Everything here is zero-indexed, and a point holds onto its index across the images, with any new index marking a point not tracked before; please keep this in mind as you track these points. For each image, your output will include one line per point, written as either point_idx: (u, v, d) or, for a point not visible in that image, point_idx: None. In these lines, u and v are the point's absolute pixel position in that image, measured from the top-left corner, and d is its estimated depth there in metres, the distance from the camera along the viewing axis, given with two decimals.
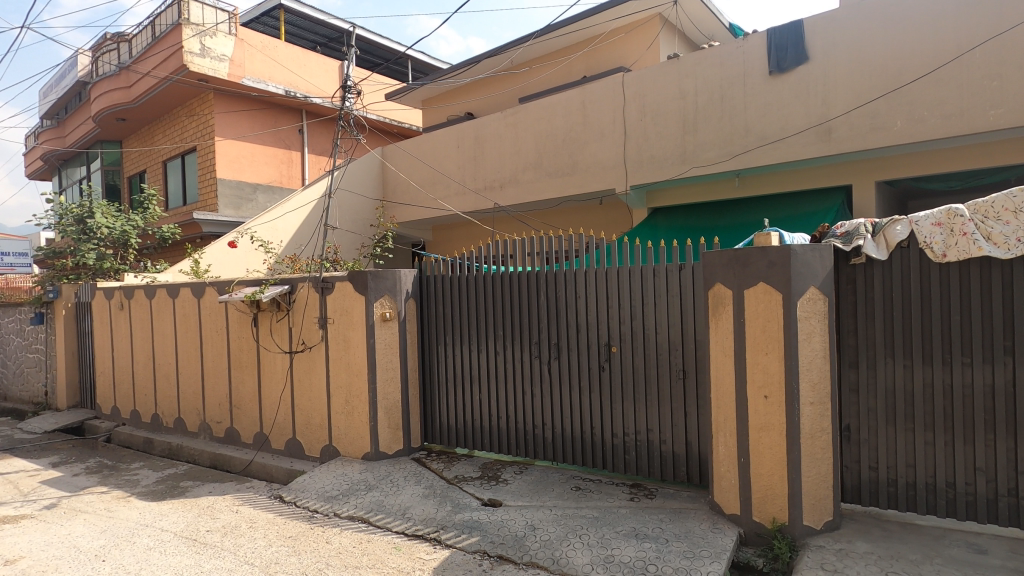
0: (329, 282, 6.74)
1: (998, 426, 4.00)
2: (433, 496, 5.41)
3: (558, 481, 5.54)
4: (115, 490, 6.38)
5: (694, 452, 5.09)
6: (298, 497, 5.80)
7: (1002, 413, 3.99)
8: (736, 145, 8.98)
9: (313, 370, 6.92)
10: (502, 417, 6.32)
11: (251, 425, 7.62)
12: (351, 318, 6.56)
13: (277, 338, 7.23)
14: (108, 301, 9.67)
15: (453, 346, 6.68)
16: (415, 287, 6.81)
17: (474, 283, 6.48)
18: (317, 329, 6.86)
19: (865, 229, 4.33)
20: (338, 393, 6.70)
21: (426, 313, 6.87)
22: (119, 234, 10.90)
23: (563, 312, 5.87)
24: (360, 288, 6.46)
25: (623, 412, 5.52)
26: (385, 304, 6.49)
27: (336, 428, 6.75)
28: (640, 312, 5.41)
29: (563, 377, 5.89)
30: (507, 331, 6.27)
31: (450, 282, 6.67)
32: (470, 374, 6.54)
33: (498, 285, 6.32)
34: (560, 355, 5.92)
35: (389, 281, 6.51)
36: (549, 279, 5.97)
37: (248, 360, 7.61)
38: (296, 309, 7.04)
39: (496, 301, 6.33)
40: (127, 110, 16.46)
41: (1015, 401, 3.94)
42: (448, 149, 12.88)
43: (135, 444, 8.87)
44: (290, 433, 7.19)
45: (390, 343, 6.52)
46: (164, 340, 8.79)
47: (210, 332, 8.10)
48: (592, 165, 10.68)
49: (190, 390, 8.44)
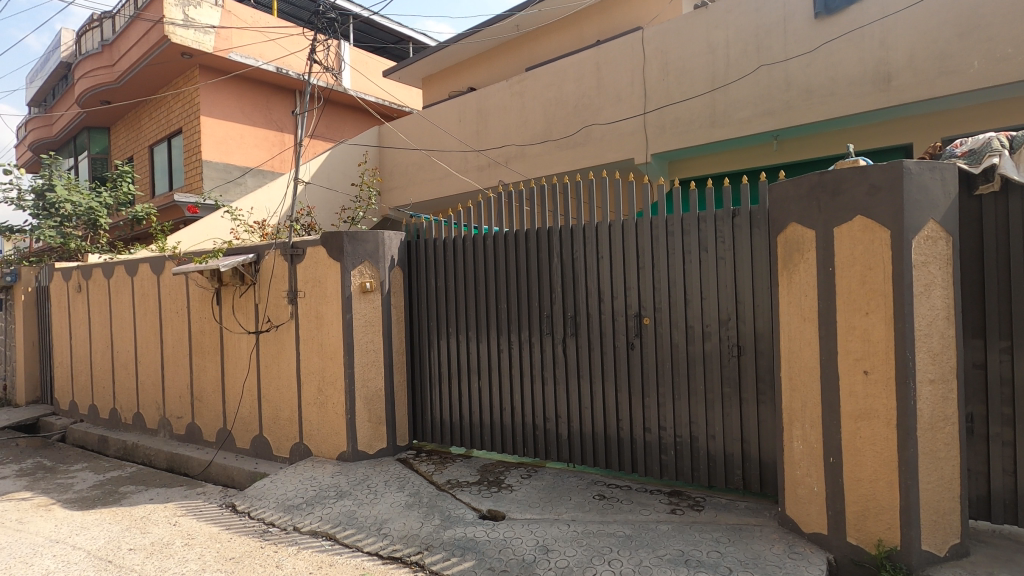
0: (299, 248, 5.65)
1: (990, 426, 3.29)
2: (418, 506, 4.27)
3: (577, 490, 4.36)
4: (39, 496, 5.29)
5: (753, 453, 3.97)
6: (252, 507, 4.68)
7: (996, 417, 3.27)
8: (775, 102, 7.84)
9: (282, 354, 5.83)
10: (506, 409, 5.16)
11: (215, 421, 6.53)
12: (324, 290, 5.47)
13: (241, 317, 6.16)
14: (66, 283, 8.63)
15: (447, 325, 5.54)
16: (402, 255, 5.71)
17: (472, 248, 5.35)
18: (286, 305, 5.78)
19: (1000, 143, 3.21)
20: (310, 380, 5.60)
21: (416, 286, 5.74)
22: (84, 210, 9.92)
23: (580, 278, 4.70)
24: (336, 252, 5.37)
25: (660, 402, 4.35)
26: (365, 270, 5.40)
27: (307, 423, 5.64)
28: (681, 275, 4.24)
29: (581, 358, 4.71)
30: (510, 304, 5.12)
31: (445, 248, 5.55)
32: (468, 357, 5.40)
33: (501, 250, 5.17)
34: (577, 332, 4.75)
35: (370, 244, 5.42)
36: (563, 238, 4.81)
37: (211, 345, 6.52)
38: (263, 282, 5.97)
39: (498, 269, 5.18)
40: (110, 92, 15.51)
41: (1005, 401, 3.24)
42: (449, 124, 11.80)
43: (89, 443, 7.80)
44: (255, 429, 6.09)
45: (371, 320, 5.40)
46: (122, 325, 7.72)
47: (170, 315, 7.03)
48: (608, 134, 9.55)
49: (150, 382, 7.36)
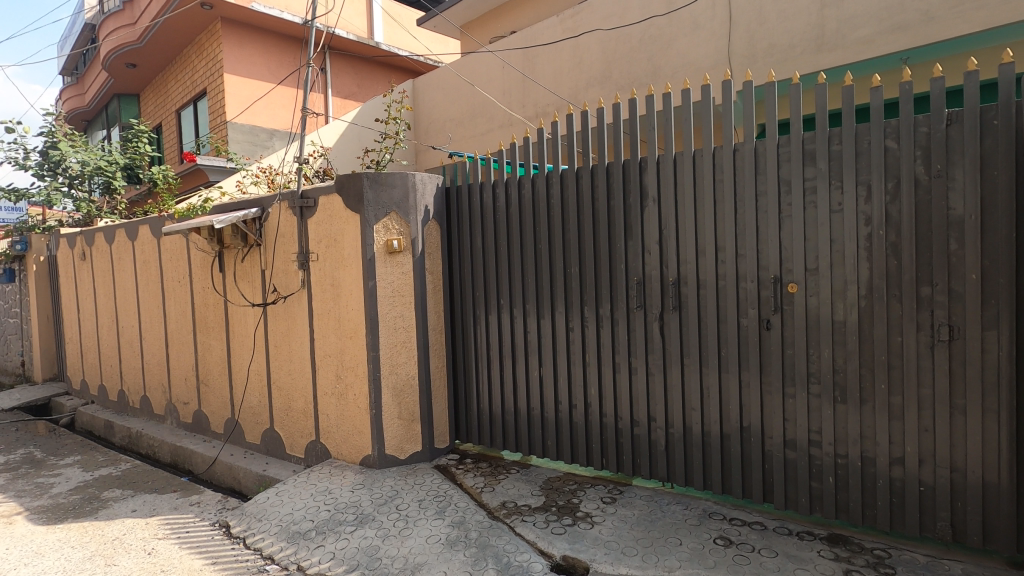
0: (310, 198, 4.48)
1: None
2: (466, 543, 3.09)
3: (686, 527, 3.08)
4: (6, 504, 4.37)
5: (973, 490, 2.61)
6: (250, 532, 3.59)
7: None
8: (909, 12, 6.13)
9: (293, 331, 4.71)
10: (575, 406, 3.88)
11: (222, 410, 5.53)
12: (341, 252, 4.30)
13: (246, 285, 5.07)
14: (71, 251, 7.79)
15: (495, 295, 4.24)
16: (439, 204, 4.43)
17: (529, 193, 3.98)
18: (296, 271, 4.64)
19: None
20: (327, 365, 4.47)
21: (456, 244, 4.46)
22: (93, 169, 9.07)
23: (689, 229, 3.31)
24: (354, 202, 4.17)
25: (812, 406, 3.00)
26: (393, 223, 4.18)
27: (324, 418, 4.53)
28: (853, 220, 2.83)
29: (688, 342, 3.37)
30: (583, 269, 3.78)
31: (493, 196, 4.21)
32: (524, 337, 4.11)
33: (569, 194, 3.81)
34: (681, 305, 3.40)
35: (398, 191, 4.18)
36: (663, 174, 3.40)
37: (215, 320, 5.49)
38: (269, 243, 4.84)
39: (566, 220, 3.83)
40: (134, 53, 14.57)
41: None
42: (490, 71, 10.37)
43: (96, 428, 7.00)
44: (266, 422, 5.05)
45: (400, 290, 4.20)
46: (126, 297, 6.80)
47: (173, 286, 6.04)
48: (682, 70, 7.98)
49: (156, 363, 6.43)
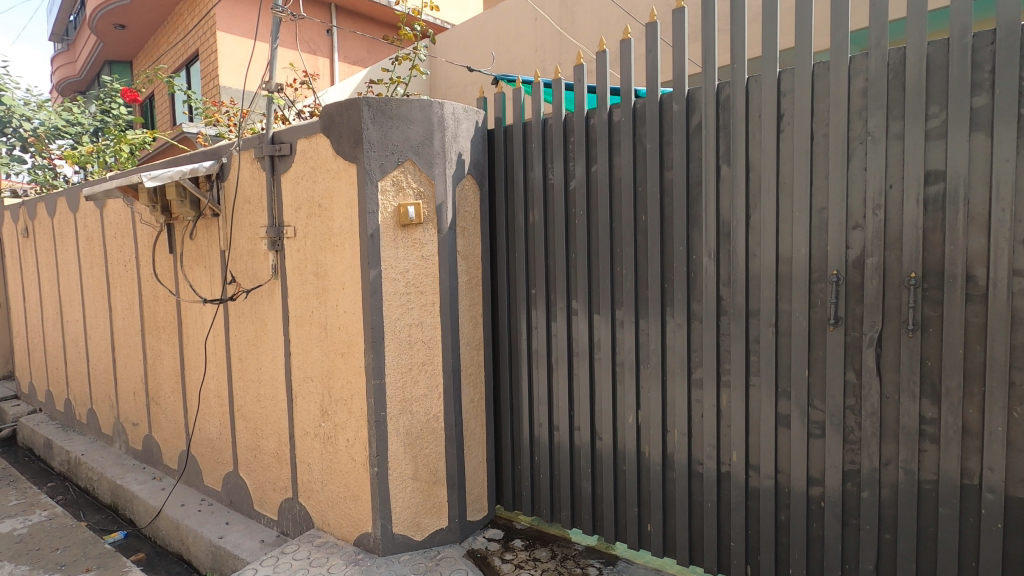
0: (284, 142, 3.01)
1: None
2: None
3: None
4: None
5: None
6: None
7: None
8: None
9: (262, 340, 3.28)
10: (698, 475, 2.42)
11: (175, 440, 4.12)
12: (329, 225, 2.83)
13: (203, 271, 3.63)
14: (14, 226, 6.38)
15: (562, 293, 2.72)
16: (479, 152, 2.90)
17: (629, 132, 2.46)
18: (265, 253, 3.19)
19: None
20: (308, 393, 3.03)
21: (504, 215, 2.94)
22: (51, 130, 7.71)
23: (958, 185, 1.81)
24: (349, 148, 2.68)
25: None
26: (407, 177, 2.69)
27: (304, 469, 3.10)
28: None
29: (943, 386, 1.88)
30: (720, 255, 2.28)
31: (564, 137, 2.68)
32: (611, 361, 2.61)
33: (700, 130, 2.29)
34: (925, 321, 1.91)
35: (417, 129, 2.68)
36: (900, 85, 1.89)
37: (166, 318, 4.07)
38: (229, 211, 3.37)
39: (694, 173, 2.32)
40: (120, 12, 12.79)
41: None
42: (518, 24, 8.63)
43: (36, 446, 5.66)
44: (228, 462, 3.64)
45: (418, 283, 2.73)
46: (69, 285, 5.40)
47: (118, 273, 4.62)
48: None
49: (102, 371, 5.03)
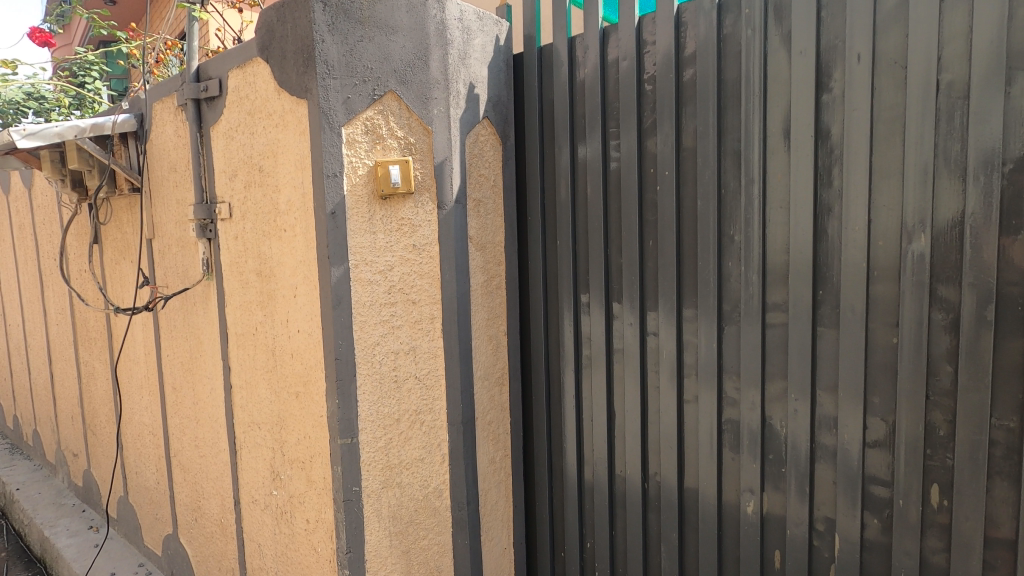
0: (212, 78, 2.05)
1: None
2: None
3: None
4: None
5: None
6: None
7: None
8: None
9: (198, 365, 2.34)
10: None
11: (112, 482, 3.22)
12: (273, 199, 1.86)
13: (129, 267, 2.70)
14: None
15: (633, 300, 1.74)
16: (501, 85, 1.90)
17: (759, 30, 1.45)
18: (196, 243, 2.25)
19: None
20: (255, 445, 2.09)
21: (538, 181, 1.94)
22: None
23: None
24: (296, 77, 1.69)
25: None
26: (388, 120, 1.71)
27: (254, 550, 2.17)
28: None
29: None
30: (937, 241, 1.28)
31: (636, 55, 1.67)
32: (715, 411, 1.63)
33: (902, 18, 1.28)
34: None
35: (403, 43, 1.70)
36: None
37: (96, 326, 3.16)
38: (152, 182, 2.42)
39: (888, 96, 1.30)
40: None
41: None
42: None
43: None
44: (168, 522, 2.73)
45: (410, 288, 1.77)
46: (9, 283, 4.52)
47: (50, 269, 3.72)
48: None
49: (43, 387, 4.15)
